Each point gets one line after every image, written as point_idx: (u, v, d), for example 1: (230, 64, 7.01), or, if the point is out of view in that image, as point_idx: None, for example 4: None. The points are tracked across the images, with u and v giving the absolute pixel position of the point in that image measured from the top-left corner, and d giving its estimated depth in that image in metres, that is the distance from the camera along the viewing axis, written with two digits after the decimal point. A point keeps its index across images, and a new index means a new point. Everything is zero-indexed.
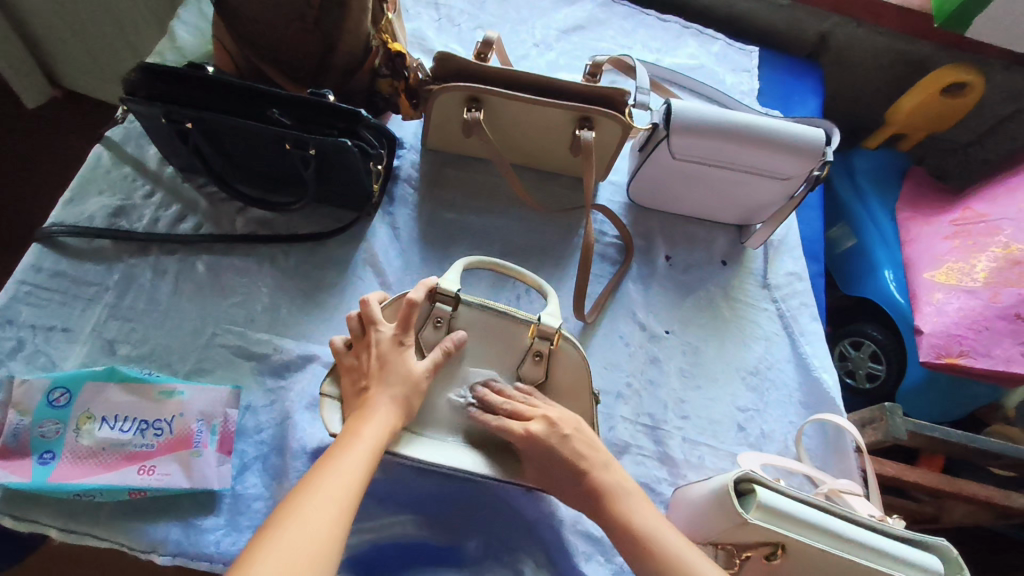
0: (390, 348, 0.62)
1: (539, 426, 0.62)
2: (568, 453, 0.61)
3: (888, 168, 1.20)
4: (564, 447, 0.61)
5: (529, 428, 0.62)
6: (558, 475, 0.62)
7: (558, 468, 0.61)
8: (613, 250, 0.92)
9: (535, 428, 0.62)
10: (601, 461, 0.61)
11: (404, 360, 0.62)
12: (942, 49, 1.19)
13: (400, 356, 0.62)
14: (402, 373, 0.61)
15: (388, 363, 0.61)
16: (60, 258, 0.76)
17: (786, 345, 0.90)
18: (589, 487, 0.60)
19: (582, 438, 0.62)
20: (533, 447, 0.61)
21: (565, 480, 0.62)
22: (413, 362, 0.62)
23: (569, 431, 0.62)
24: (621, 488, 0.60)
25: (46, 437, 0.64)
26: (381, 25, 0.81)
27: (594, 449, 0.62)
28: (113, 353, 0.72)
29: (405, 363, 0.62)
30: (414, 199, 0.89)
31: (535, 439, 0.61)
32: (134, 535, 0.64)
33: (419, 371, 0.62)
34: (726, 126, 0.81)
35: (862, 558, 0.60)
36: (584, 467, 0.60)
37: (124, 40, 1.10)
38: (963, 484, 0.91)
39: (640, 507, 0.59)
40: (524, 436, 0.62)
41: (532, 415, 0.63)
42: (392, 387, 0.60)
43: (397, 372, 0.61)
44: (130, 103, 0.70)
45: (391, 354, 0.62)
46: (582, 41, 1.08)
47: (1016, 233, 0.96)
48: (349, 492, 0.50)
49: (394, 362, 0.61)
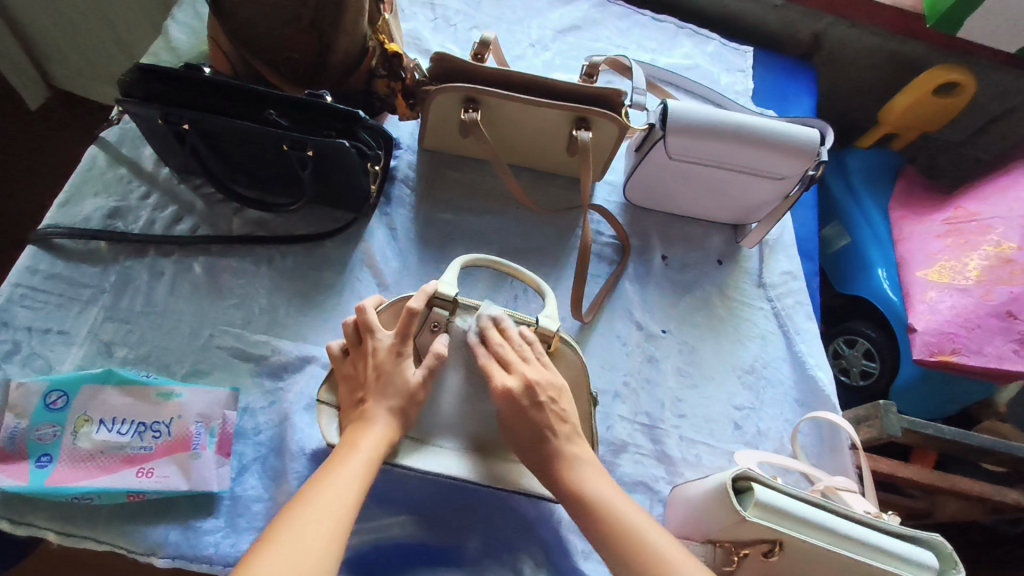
0: (388, 359, 0.62)
1: (516, 383, 0.62)
2: (537, 419, 0.61)
3: (880, 167, 1.21)
4: (536, 413, 0.61)
5: (507, 383, 0.61)
6: (525, 437, 0.62)
7: (527, 431, 0.62)
8: (610, 250, 0.93)
9: (513, 386, 0.61)
10: (568, 436, 0.62)
11: (402, 372, 0.62)
12: (934, 49, 1.20)
13: (398, 367, 0.62)
14: (400, 386, 0.61)
15: (386, 375, 0.61)
16: (55, 260, 0.75)
17: (781, 343, 0.91)
18: (553, 457, 0.61)
19: (558, 409, 0.62)
20: (507, 402, 0.61)
21: (532, 446, 0.62)
22: (411, 372, 0.62)
23: (546, 398, 0.62)
24: (582, 461, 0.61)
25: (42, 440, 0.64)
26: (378, 26, 0.81)
27: (565, 421, 0.63)
28: (110, 355, 0.72)
29: (403, 374, 0.61)
30: (411, 199, 0.90)
31: (511, 398, 0.61)
32: (133, 538, 0.64)
33: (417, 381, 0.62)
34: (722, 128, 0.82)
35: (856, 554, 0.60)
36: (550, 436, 0.61)
37: (119, 40, 1.09)
38: (956, 480, 0.92)
39: (601, 480, 0.60)
40: (500, 389, 0.61)
41: (515, 369, 0.62)
42: (389, 400, 0.60)
43: (394, 385, 0.61)
44: (126, 105, 0.69)
45: (389, 366, 0.61)
46: (578, 41, 1.09)
47: (1007, 231, 0.97)
48: (348, 499, 0.51)
49: (393, 373, 0.61)
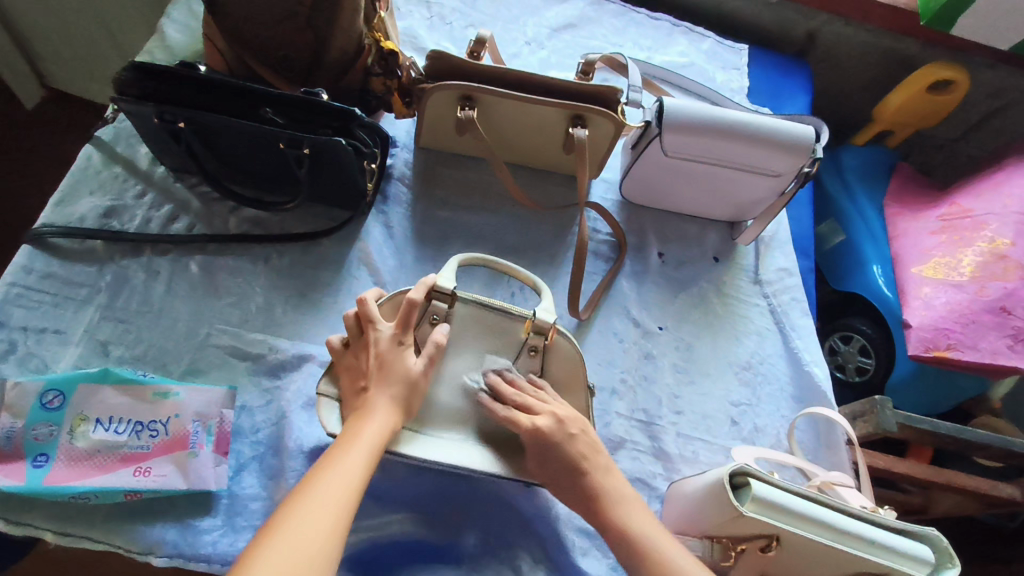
0: (389, 348, 0.61)
1: (545, 421, 0.63)
2: (572, 451, 0.62)
3: (875, 165, 1.22)
4: (568, 445, 0.62)
5: (537, 421, 0.62)
6: (555, 468, 0.63)
7: (558, 464, 0.62)
8: (607, 247, 0.93)
9: (543, 424, 0.62)
10: (603, 464, 0.63)
11: (403, 360, 0.62)
12: (928, 47, 1.21)
13: (399, 355, 0.62)
14: (402, 373, 0.61)
15: (387, 364, 0.61)
16: (51, 260, 0.75)
17: (777, 339, 0.91)
18: (589, 489, 0.61)
19: (588, 440, 0.63)
20: (536, 440, 0.62)
21: (564, 478, 0.62)
22: (412, 361, 0.62)
23: (576, 431, 0.63)
24: (619, 493, 0.61)
25: (39, 440, 0.63)
26: (374, 24, 0.82)
27: (598, 451, 0.63)
28: (107, 355, 0.72)
29: (405, 362, 0.61)
30: (408, 197, 0.89)
31: (541, 434, 0.62)
32: (131, 537, 0.64)
33: (417, 369, 0.62)
34: (719, 123, 0.82)
35: (854, 548, 0.61)
36: (586, 468, 0.61)
37: (113, 38, 1.09)
38: (952, 475, 0.92)
39: (638, 512, 0.61)
40: (530, 431, 0.62)
41: (539, 410, 0.64)
42: (392, 388, 0.60)
43: (396, 373, 0.61)
44: (121, 103, 0.69)
45: (390, 355, 0.61)
46: (574, 39, 1.09)
47: (1001, 228, 0.98)
48: (348, 491, 0.50)
49: (394, 362, 0.61)
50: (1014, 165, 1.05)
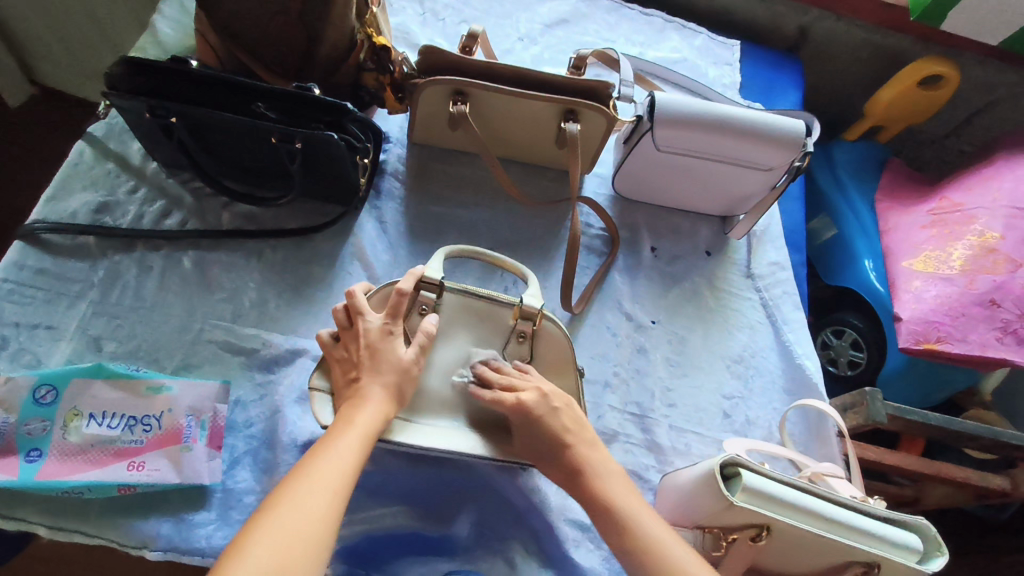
0: (379, 338, 0.62)
1: (528, 396, 0.62)
2: (555, 426, 0.61)
3: (865, 160, 1.23)
4: (552, 419, 0.61)
5: (519, 397, 0.62)
6: (543, 447, 0.62)
7: (545, 440, 0.61)
8: (599, 242, 0.93)
9: (526, 398, 0.62)
10: (587, 439, 0.61)
11: (393, 349, 0.62)
12: (919, 43, 1.22)
13: (389, 345, 0.62)
14: (393, 362, 0.61)
15: (377, 353, 0.61)
16: (43, 256, 0.75)
17: (769, 332, 0.92)
18: (571, 463, 0.60)
19: (571, 414, 0.62)
20: (522, 416, 0.61)
21: (551, 455, 0.61)
22: (402, 350, 0.62)
23: (559, 405, 0.62)
24: (601, 467, 0.60)
25: (31, 435, 0.63)
26: (365, 19, 0.81)
27: (582, 426, 0.62)
28: (99, 350, 0.72)
29: (395, 352, 0.62)
30: (401, 192, 0.90)
31: (525, 408, 0.61)
32: (125, 531, 0.64)
33: (408, 358, 0.62)
34: (710, 117, 0.83)
35: (842, 536, 0.61)
36: (570, 443, 0.60)
37: (105, 36, 1.09)
38: (942, 466, 0.93)
39: (621, 485, 0.59)
40: (515, 407, 0.61)
41: (522, 387, 0.63)
42: (384, 377, 0.60)
43: (387, 361, 0.61)
44: (112, 98, 0.69)
45: (380, 344, 0.61)
46: (566, 35, 1.09)
47: (990, 221, 0.98)
48: (341, 478, 0.50)
49: (385, 351, 0.61)
50: (1004, 160, 1.06)
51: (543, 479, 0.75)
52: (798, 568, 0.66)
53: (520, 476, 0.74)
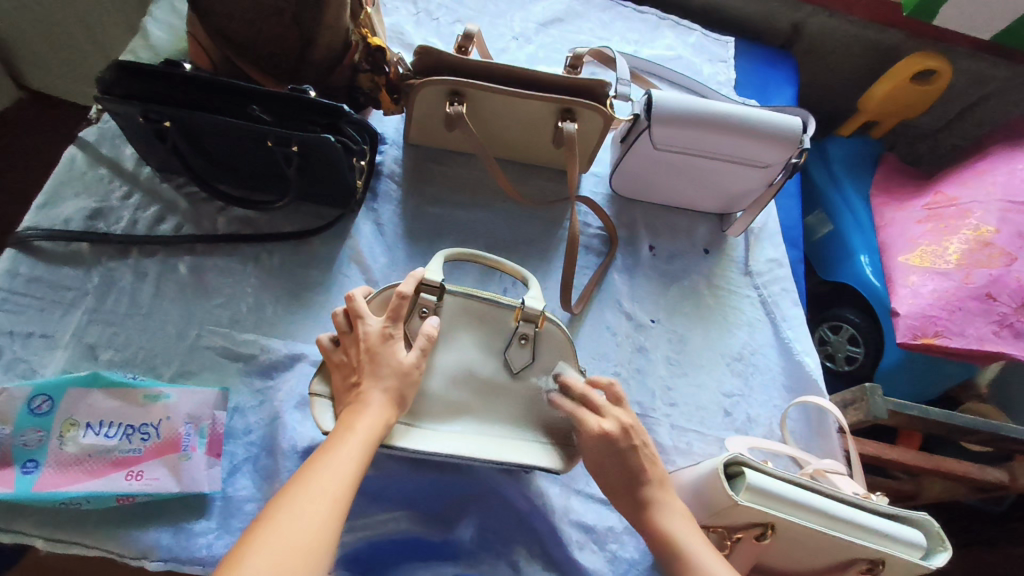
0: (378, 342, 0.61)
1: (611, 425, 0.63)
2: (633, 462, 0.62)
3: (861, 155, 1.23)
4: (631, 457, 0.62)
5: (603, 426, 0.63)
6: (616, 479, 0.63)
7: (621, 474, 0.63)
8: (598, 241, 0.93)
9: (610, 428, 0.62)
10: (660, 479, 0.63)
11: (393, 353, 0.61)
12: (911, 38, 1.22)
13: (389, 349, 0.61)
14: (393, 366, 0.61)
15: (377, 357, 0.61)
16: (36, 263, 0.74)
17: (768, 330, 0.92)
18: (643, 501, 0.62)
19: (647, 453, 0.63)
20: (603, 445, 0.63)
21: (622, 488, 0.63)
22: (402, 354, 0.62)
23: (637, 443, 0.63)
24: (670, 506, 0.62)
25: (28, 446, 0.62)
26: (360, 21, 0.82)
27: (655, 464, 0.64)
28: (95, 359, 0.71)
29: (395, 355, 0.61)
30: (398, 194, 0.89)
31: (608, 440, 0.62)
32: (124, 542, 0.63)
33: (409, 361, 0.62)
34: (707, 115, 0.82)
35: (848, 535, 0.61)
36: (645, 482, 0.62)
37: (94, 39, 1.07)
38: (941, 461, 0.94)
39: (686, 524, 0.61)
40: (595, 434, 0.63)
41: (606, 412, 0.64)
42: (385, 381, 0.60)
43: (388, 365, 0.60)
44: (105, 102, 0.68)
45: (380, 348, 0.61)
46: (561, 33, 1.09)
47: (985, 216, 0.99)
48: (342, 485, 0.50)
49: (385, 355, 0.61)
50: (996, 155, 1.07)
51: (545, 481, 0.74)
52: (801, 565, 0.66)
53: (521, 479, 0.73)
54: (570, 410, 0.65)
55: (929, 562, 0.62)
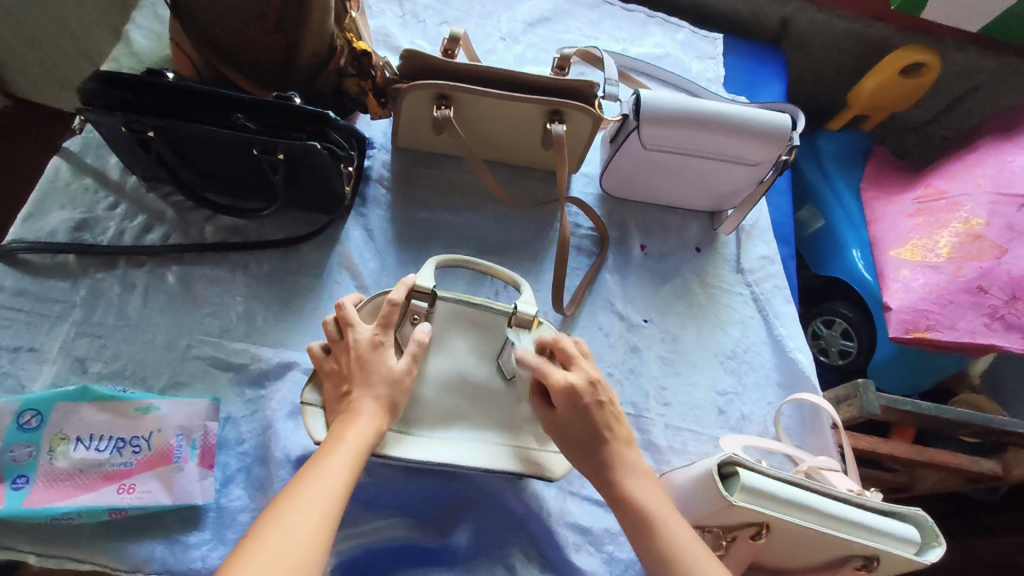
0: (368, 349, 0.61)
1: (580, 379, 0.61)
2: (597, 417, 0.61)
3: (852, 149, 1.23)
4: (596, 411, 0.61)
5: (570, 377, 0.61)
6: (582, 437, 0.61)
7: (585, 431, 0.61)
8: (589, 242, 0.93)
9: (576, 381, 0.61)
10: (623, 438, 0.62)
11: (383, 361, 0.61)
12: (899, 31, 1.22)
13: (378, 356, 0.61)
14: (383, 374, 0.60)
15: (367, 364, 0.60)
16: (22, 276, 0.74)
17: (761, 327, 0.92)
18: (605, 461, 0.61)
19: (612, 410, 0.62)
20: (568, 398, 0.60)
21: (587, 446, 0.61)
22: (393, 361, 0.61)
23: (605, 399, 0.62)
24: (632, 465, 0.60)
25: (17, 461, 0.62)
26: (345, 25, 0.81)
27: (620, 423, 0.63)
28: (84, 371, 0.71)
29: (385, 363, 0.61)
30: (387, 199, 0.89)
31: (573, 391, 0.60)
32: (117, 556, 0.63)
33: (400, 368, 0.61)
34: (695, 114, 0.82)
35: (842, 532, 0.62)
36: (608, 438, 0.61)
37: (78, 46, 1.06)
38: (935, 453, 0.94)
39: (648, 486, 0.59)
40: (564, 386, 0.60)
41: (576, 366, 0.63)
42: (376, 389, 0.59)
43: (377, 373, 0.60)
44: (88, 113, 0.67)
45: (369, 356, 0.61)
46: (548, 33, 1.08)
47: (975, 209, 0.99)
48: (332, 496, 0.49)
49: (374, 363, 0.60)
50: (987, 147, 1.07)
51: (541, 484, 0.74)
52: (796, 564, 0.67)
53: (517, 482, 0.73)
54: (536, 360, 0.61)
55: (924, 558, 0.62)
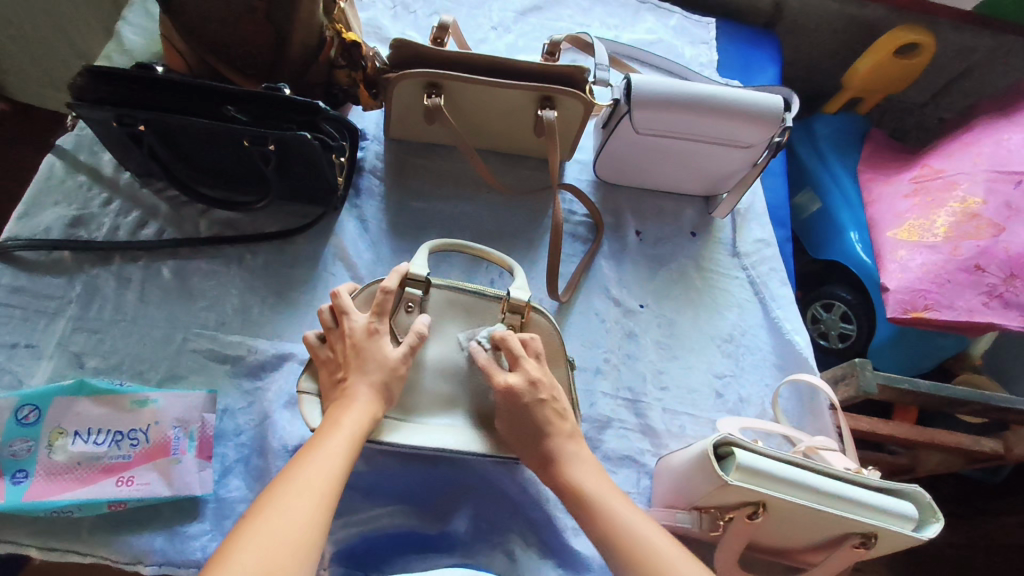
0: (364, 337, 0.61)
1: (518, 380, 0.62)
2: (539, 415, 0.62)
3: (848, 131, 1.23)
4: (537, 409, 0.62)
5: (509, 379, 0.62)
6: (524, 431, 0.63)
7: (529, 427, 0.62)
8: (583, 228, 0.93)
9: (515, 383, 0.62)
10: (567, 431, 0.63)
11: (379, 348, 0.61)
12: (893, 12, 1.21)
13: (374, 344, 0.61)
14: (379, 360, 0.60)
15: (363, 352, 0.60)
16: (18, 273, 0.74)
17: (758, 310, 0.92)
18: (548, 456, 0.62)
19: (556, 407, 0.63)
20: (508, 399, 0.62)
21: (529, 442, 0.63)
22: (389, 348, 0.62)
23: (547, 397, 0.63)
24: (578, 456, 0.62)
25: (17, 456, 0.62)
26: (335, 15, 0.81)
27: (565, 418, 0.64)
28: (82, 366, 0.71)
29: (381, 349, 0.61)
30: (381, 190, 0.89)
31: (512, 394, 0.62)
32: (117, 548, 0.63)
33: (395, 356, 0.62)
34: (687, 98, 0.82)
35: (835, 509, 0.61)
36: (550, 433, 0.62)
37: (71, 46, 1.06)
38: (935, 433, 0.93)
39: (592, 474, 0.60)
40: (503, 389, 0.62)
41: (519, 366, 0.63)
42: (371, 375, 0.59)
43: (373, 360, 0.60)
44: (78, 108, 0.68)
45: (365, 343, 0.61)
46: (540, 21, 1.08)
47: (971, 187, 0.98)
48: (329, 481, 0.50)
49: (369, 350, 0.61)
50: (984, 125, 1.06)
51: None
52: (796, 541, 0.67)
53: (515, 468, 0.73)
54: (485, 363, 0.64)
55: (922, 534, 0.63)
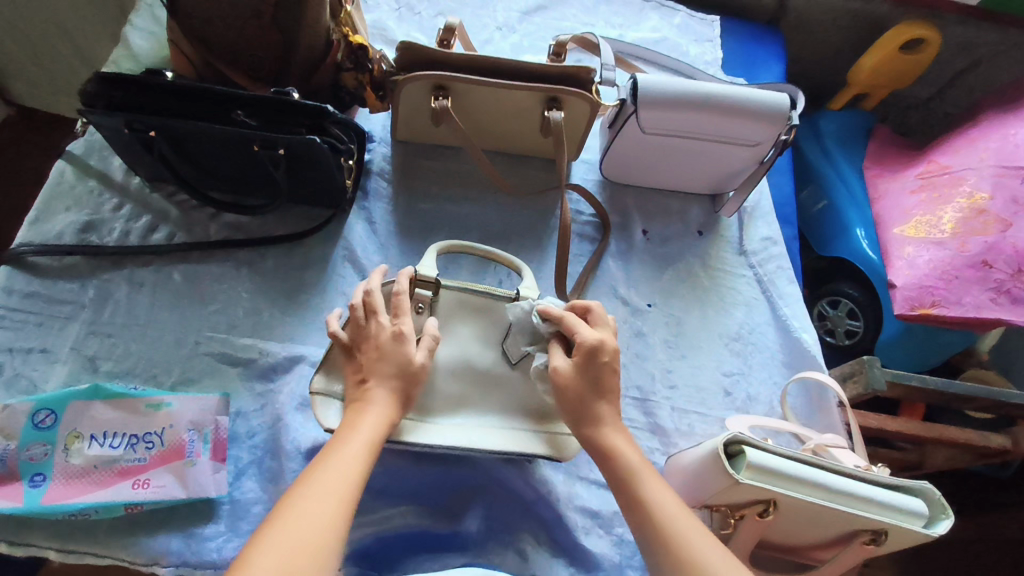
0: (388, 339, 0.61)
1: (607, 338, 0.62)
2: (608, 376, 0.61)
3: (852, 127, 1.23)
4: (613, 370, 0.61)
5: (600, 335, 0.61)
6: (583, 387, 0.60)
7: (593, 386, 0.60)
8: (591, 228, 0.93)
9: (605, 339, 0.61)
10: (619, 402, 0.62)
11: (404, 350, 0.61)
12: (898, 8, 1.20)
13: (399, 347, 0.60)
14: (403, 363, 0.60)
15: (385, 355, 0.60)
16: (32, 279, 0.75)
17: (765, 308, 0.92)
18: (595, 416, 0.60)
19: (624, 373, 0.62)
20: (591, 352, 0.60)
21: (578, 397, 0.60)
22: (413, 350, 0.61)
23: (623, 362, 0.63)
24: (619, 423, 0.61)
25: (34, 460, 0.63)
26: (341, 19, 0.81)
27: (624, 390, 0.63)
28: (95, 370, 0.72)
29: (406, 352, 0.60)
30: (389, 192, 0.89)
31: (599, 348, 0.61)
32: (134, 550, 0.64)
33: (419, 360, 0.61)
34: (694, 98, 0.82)
35: (847, 507, 0.62)
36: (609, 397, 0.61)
37: (78, 51, 1.07)
38: (943, 430, 0.93)
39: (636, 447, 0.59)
40: (594, 341, 0.60)
41: (603, 328, 0.63)
42: (392, 379, 0.59)
43: (397, 363, 0.60)
44: (89, 116, 0.68)
45: (390, 346, 0.60)
46: (544, 21, 1.08)
47: (979, 182, 0.98)
48: (346, 486, 0.50)
49: (395, 352, 0.60)
50: (989, 121, 1.06)
51: (549, 469, 0.75)
52: (807, 538, 0.67)
53: (527, 468, 0.74)
54: (571, 320, 0.62)
55: (933, 530, 0.63)
